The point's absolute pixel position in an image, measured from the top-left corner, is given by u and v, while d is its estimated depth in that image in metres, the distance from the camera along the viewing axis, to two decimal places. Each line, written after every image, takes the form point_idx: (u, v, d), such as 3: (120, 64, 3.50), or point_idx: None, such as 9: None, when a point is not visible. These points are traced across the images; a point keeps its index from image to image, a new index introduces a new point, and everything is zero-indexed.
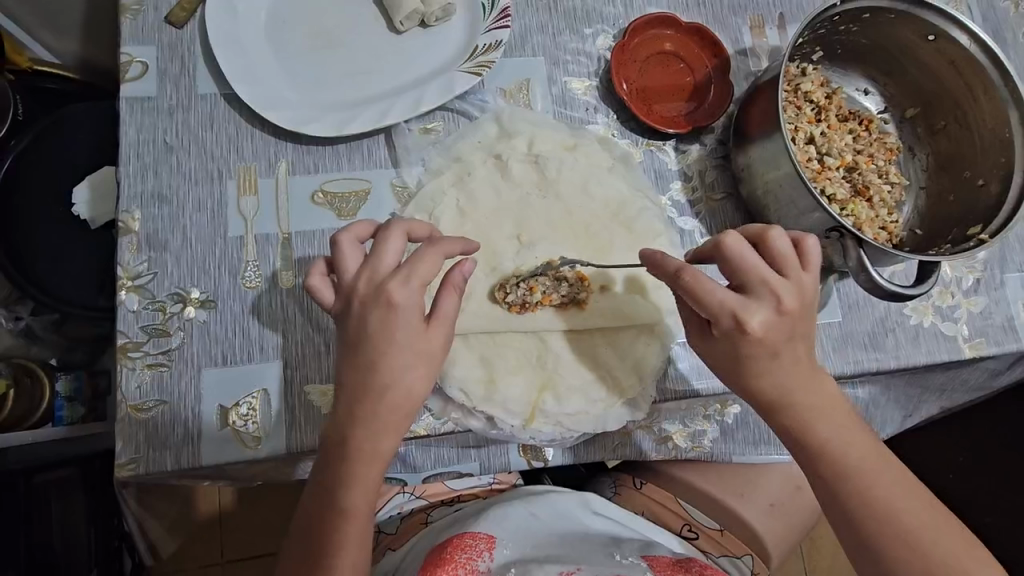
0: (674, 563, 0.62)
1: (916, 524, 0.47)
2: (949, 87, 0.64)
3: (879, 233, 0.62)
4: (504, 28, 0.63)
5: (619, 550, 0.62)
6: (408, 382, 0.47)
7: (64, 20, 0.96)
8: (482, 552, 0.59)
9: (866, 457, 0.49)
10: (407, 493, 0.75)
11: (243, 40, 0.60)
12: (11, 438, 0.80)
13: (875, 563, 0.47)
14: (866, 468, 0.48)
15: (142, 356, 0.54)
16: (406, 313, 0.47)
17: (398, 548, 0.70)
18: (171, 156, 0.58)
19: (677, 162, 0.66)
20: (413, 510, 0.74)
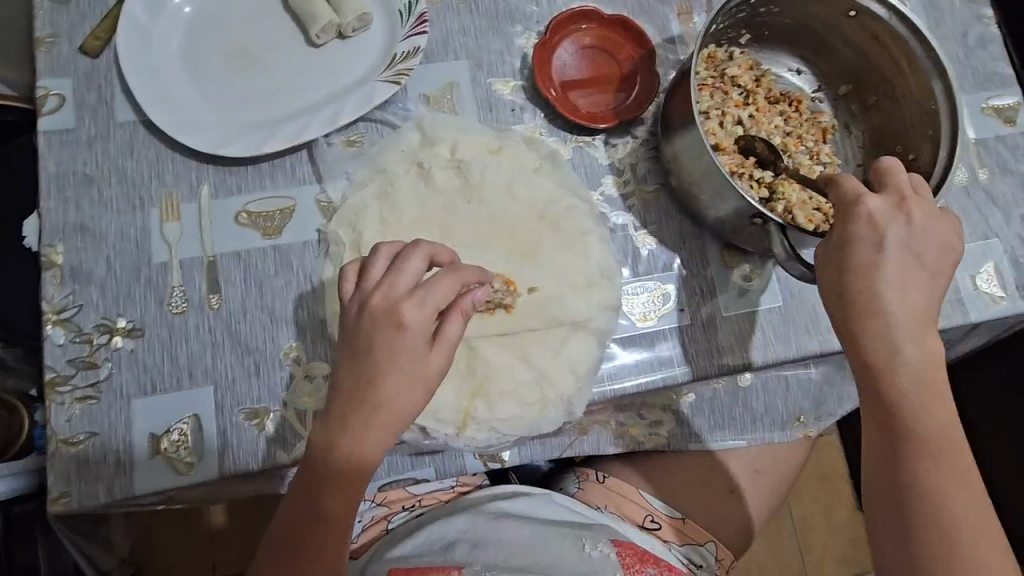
0: (642, 552, 0.68)
1: (950, 496, 0.47)
2: (875, 62, 0.63)
3: (812, 215, 0.60)
4: (421, 34, 0.62)
5: (589, 536, 0.66)
6: (403, 402, 0.47)
7: (12, 55, 0.97)
8: (451, 574, 0.60)
9: (930, 423, 0.48)
10: (368, 501, 0.74)
11: (158, 65, 0.60)
12: None
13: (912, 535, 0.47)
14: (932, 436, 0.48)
15: (71, 389, 0.54)
16: (415, 332, 0.47)
17: (360, 556, 0.70)
18: (92, 187, 0.58)
19: (607, 157, 0.65)
20: (375, 517, 0.73)
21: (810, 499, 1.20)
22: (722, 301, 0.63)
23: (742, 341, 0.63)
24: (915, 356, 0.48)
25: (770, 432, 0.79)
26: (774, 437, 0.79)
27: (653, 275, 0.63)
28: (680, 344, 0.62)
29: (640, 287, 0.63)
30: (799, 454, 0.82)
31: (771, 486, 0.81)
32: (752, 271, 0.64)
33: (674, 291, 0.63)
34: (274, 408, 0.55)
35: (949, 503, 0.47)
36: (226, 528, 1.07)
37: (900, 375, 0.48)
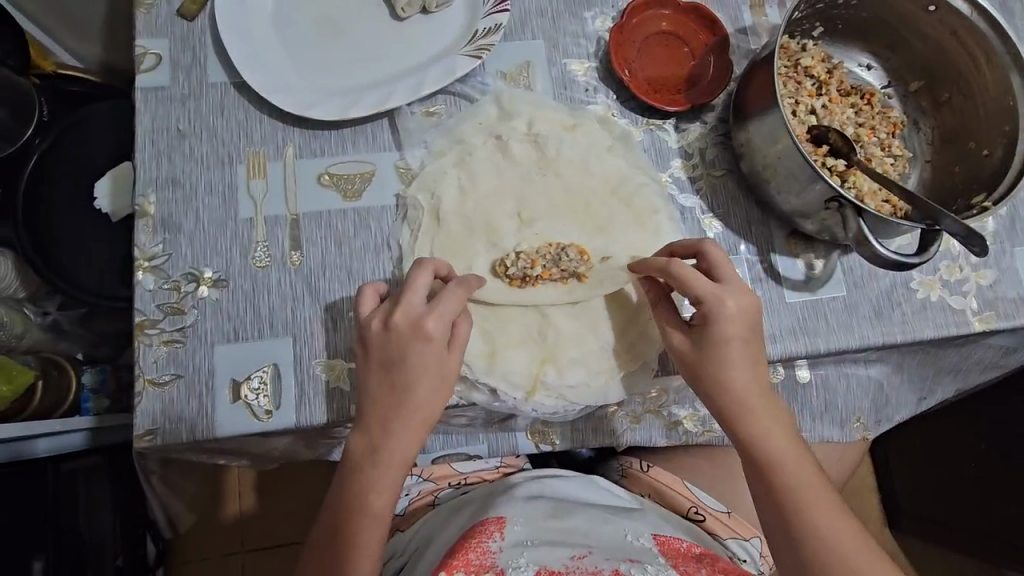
0: (686, 551, 0.59)
1: (845, 543, 0.49)
2: (952, 58, 0.64)
3: (882, 205, 0.61)
4: (503, 12, 0.64)
5: (632, 531, 0.61)
6: (433, 404, 0.52)
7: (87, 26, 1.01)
8: (493, 533, 0.56)
9: (803, 471, 0.52)
10: (413, 475, 0.75)
11: (251, 30, 0.62)
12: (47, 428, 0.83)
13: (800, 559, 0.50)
14: (812, 488, 0.52)
15: (159, 332, 0.56)
16: (434, 338, 0.51)
17: (407, 528, 0.70)
18: (184, 143, 0.61)
19: (677, 140, 0.66)
20: (421, 491, 0.73)
21: None
22: (785, 287, 0.64)
23: (805, 328, 0.63)
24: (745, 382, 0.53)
25: (830, 430, 0.82)
26: (833, 435, 0.82)
27: None
28: None
29: None
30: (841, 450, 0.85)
31: None
32: (816, 259, 0.65)
33: (738, 274, 0.64)
34: (349, 362, 0.57)
35: (846, 549, 0.49)
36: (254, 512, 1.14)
37: (755, 422, 0.54)
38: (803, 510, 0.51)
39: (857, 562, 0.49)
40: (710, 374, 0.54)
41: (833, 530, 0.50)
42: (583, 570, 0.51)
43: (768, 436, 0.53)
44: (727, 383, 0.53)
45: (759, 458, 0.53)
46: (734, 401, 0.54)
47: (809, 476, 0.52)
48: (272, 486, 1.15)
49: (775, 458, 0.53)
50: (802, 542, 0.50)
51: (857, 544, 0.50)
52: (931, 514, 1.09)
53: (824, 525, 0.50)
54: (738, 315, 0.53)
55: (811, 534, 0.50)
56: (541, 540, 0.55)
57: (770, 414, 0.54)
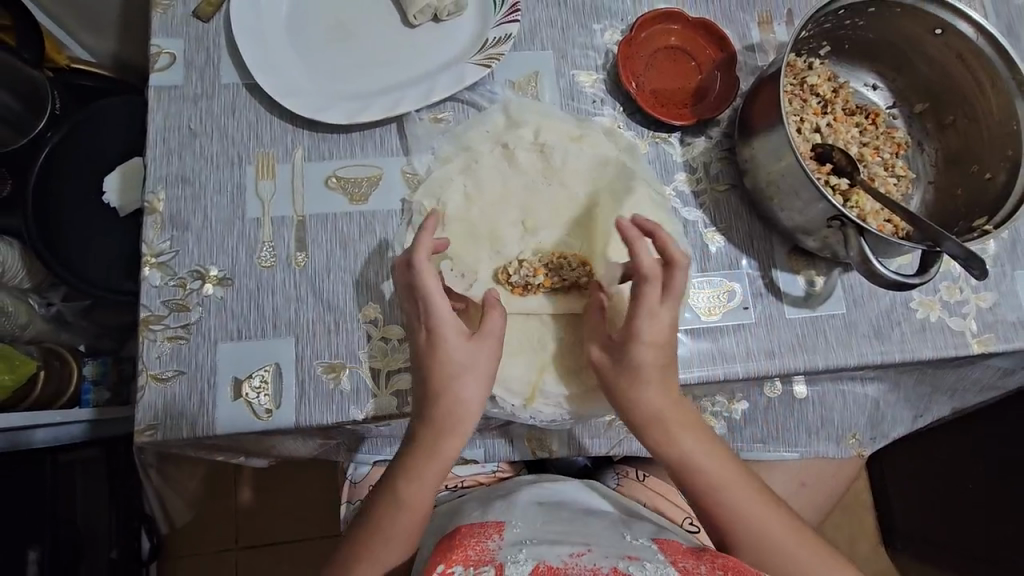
0: (688, 548, 0.59)
1: (771, 534, 0.55)
2: (957, 81, 0.64)
3: (884, 224, 0.62)
4: (513, 22, 0.65)
5: (631, 531, 0.61)
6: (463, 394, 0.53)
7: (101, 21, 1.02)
8: (492, 534, 0.57)
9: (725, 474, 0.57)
10: None
11: (264, 32, 0.63)
12: (52, 416, 0.84)
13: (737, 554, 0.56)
14: (739, 495, 0.56)
15: (163, 328, 0.57)
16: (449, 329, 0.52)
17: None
18: (195, 142, 0.61)
19: (682, 154, 0.67)
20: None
21: (834, 527, 1.19)
22: (786, 303, 0.64)
23: (804, 344, 0.63)
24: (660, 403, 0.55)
25: (824, 446, 0.82)
26: (828, 451, 0.82)
27: (719, 272, 0.65)
28: (743, 341, 0.63)
29: (707, 282, 0.64)
30: (839, 468, 0.85)
31: (814, 500, 0.84)
32: (817, 276, 0.66)
33: (739, 288, 0.64)
34: (350, 364, 0.58)
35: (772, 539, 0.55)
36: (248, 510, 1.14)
37: (683, 443, 0.57)
38: (741, 514, 0.56)
39: (792, 549, 0.55)
40: (633, 406, 0.55)
41: (769, 524, 0.55)
42: (581, 567, 0.50)
43: (697, 453, 0.57)
44: (651, 414, 0.55)
45: (692, 477, 0.57)
46: (660, 428, 0.56)
47: (734, 480, 0.57)
48: (267, 484, 1.15)
49: (706, 471, 0.56)
50: (747, 545, 0.55)
51: (789, 532, 0.56)
52: (927, 534, 1.09)
53: (758, 525, 0.55)
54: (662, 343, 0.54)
55: (752, 534, 0.55)
56: (541, 538, 0.56)
57: (690, 435, 0.57)
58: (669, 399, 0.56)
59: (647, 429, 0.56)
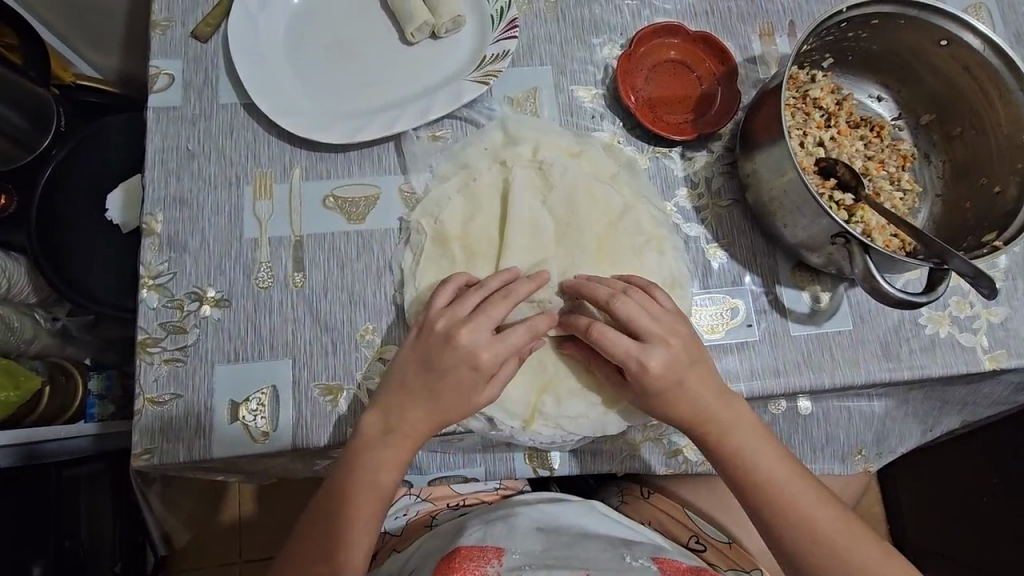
0: (687, 569, 0.60)
1: (820, 525, 0.54)
2: (963, 92, 0.63)
3: (891, 240, 0.61)
4: (512, 38, 0.64)
5: (631, 553, 0.60)
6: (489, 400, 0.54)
7: (100, 29, 1.04)
8: (490, 560, 0.56)
9: (771, 463, 0.55)
10: (413, 495, 0.75)
11: (261, 52, 0.63)
12: (60, 429, 0.88)
13: (789, 549, 0.54)
14: (791, 487, 0.55)
15: (160, 351, 0.56)
16: (474, 334, 0.53)
17: (404, 547, 0.69)
18: (192, 162, 0.61)
19: (682, 168, 0.66)
20: (420, 511, 0.73)
21: None
22: (791, 320, 0.63)
23: (809, 362, 0.62)
24: (701, 389, 0.55)
25: (830, 462, 0.81)
26: (833, 468, 0.81)
27: (723, 288, 0.64)
28: (747, 360, 0.62)
29: (709, 299, 0.63)
30: (844, 483, 0.84)
31: None
32: (822, 292, 0.64)
33: (742, 305, 0.63)
34: (347, 385, 0.57)
35: (819, 529, 0.54)
36: (253, 523, 1.14)
37: (735, 436, 0.55)
38: (797, 508, 0.54)
39: (843, 546, 0.53)
40: (674, 404, 0.55)
41: (820, 518, 0.54)
42: None
43: (748, 445, 0.55)
44: (698, 408, 0.55)
45: (743, 470, 0.55)
46: (712, 421, 0.55)
47: (786, 474, 0.55)
48: (271, 496, 1.15)
49: (757, 466, 0.55)
50: (800, 537, 0.54)
51: (841, 526, 0.54)
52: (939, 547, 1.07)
53: (808, 519, 0.54)
54: (665, 369, 0.53)
55: (805, 527, 0.54)
56: (538, 564, 0.56)
57: (745, 428, 0.56)
58: (714, 394, 0.55)
59: (696, 424, 0.55)
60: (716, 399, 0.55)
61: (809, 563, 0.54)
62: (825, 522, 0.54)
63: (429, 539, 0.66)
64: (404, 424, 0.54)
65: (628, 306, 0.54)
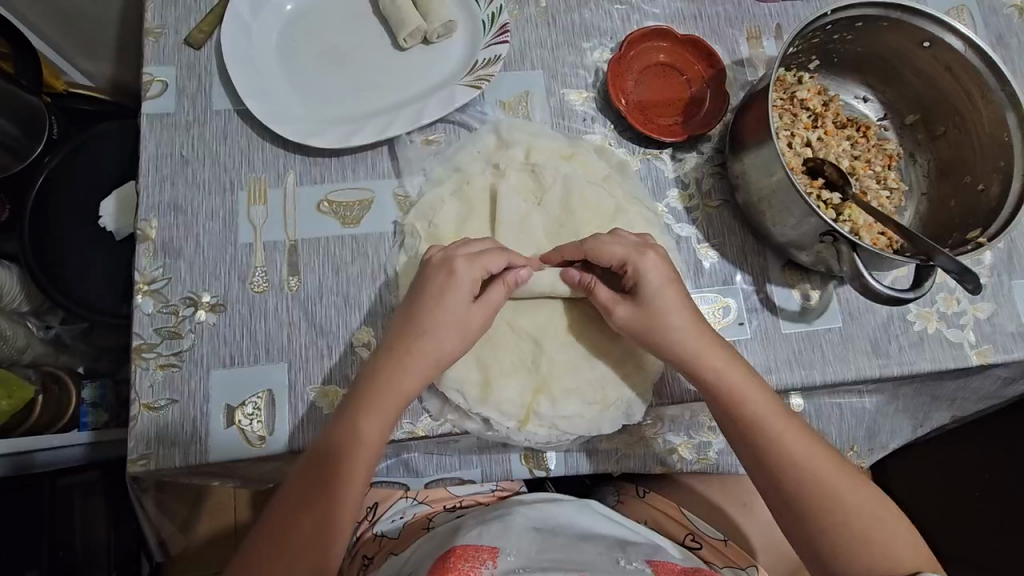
0: (680, 570, 0.60)
1: (824, 476, 0.55)
2: (948, 93, 0.64)
3: (878, 237, 0.62)
4: (503, 43, 0.65)
5: (625, 556, 0.61)
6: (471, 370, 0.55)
7: (94, 36, 1.05)
8: (486, 561, 0.56)
9: (769, 410, 0.56)
10: (409, 498, 0.75)
11: (255, 60, 0.63)
12: (54, 440, 0.87)
13: (795, 502, 0.55)
14: (790, 437, 0.55)
15: (155, 356, 0.57)
16: (455, 325, 0.54)
17: (400, 551, 0.68)
18: (187, 168, 0.62)
19: (673, 170, 0.67)
20: (416, 514, 0.73)
21: None
22: (781, 318, 0.64)
23: (800, 360, 0.63)
24: (692, 336, 0.56)
25: None
26: None
27: (714, 288, 0.64)
28: None
29: (701, 299, 0.64)
30: None
31: None
32: (812, 290, 0.65)
33: (733, 304, 0.64)
34: (343, 389, 0.57)
35: (824, 479, 0.55)
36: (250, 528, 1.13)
37: (733, 382, 0.56)
38: (799, 460, 0.55)
39: (848, 497, 0.54)
40: (669, 352, 0.56)
41: (822, 468, 0.55)
42: None
43: (747, 392, 0.56)
44: (694, 359, 0.56)
45: (741, 415, 0.56)
46: (711, 371, 0.56)
47: (786, 424, 0.56)
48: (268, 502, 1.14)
49: (758, 415, 0.55)
50: (803, 488, 0.54)
51: (841, 476, 0.55)
52: None
53: (811, 469, 0.55)
54: (636, 316, 0.56)
55: (807, 474, 0.55)
56: (533, 567, 0.55)
57: (744, 377, 0.56)
58: (705, 340, 0.56)
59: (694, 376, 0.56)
60: (710, 343, 0.56)
61: (811, 512, 0.54)
62: (829, 473, 0.55)
63: (429, 540, 0.66)
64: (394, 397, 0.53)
65: (598, 244, 0.57)
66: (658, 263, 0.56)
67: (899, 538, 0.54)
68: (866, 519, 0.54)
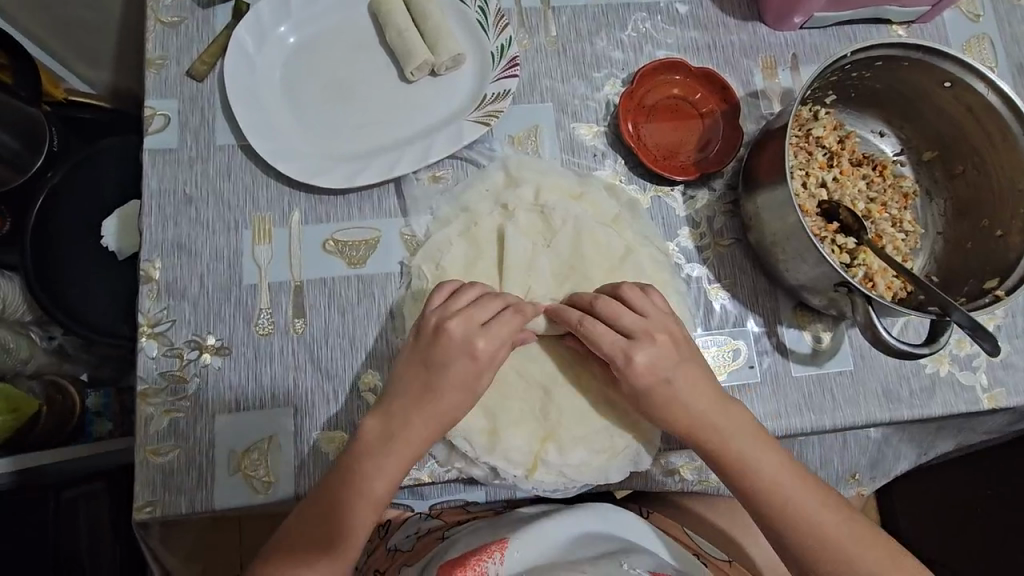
0: None
1: (825, 523, 0.54)
2: (968, 133, 0.62)
3: (892, 282, 0.61)
4: (512, 77, 0.63)
5: (628, 560, 0.59)
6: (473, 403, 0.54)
7: (94, 47, 1.03)
8: (493, 553, 0.60)
9: (766, 458, 0.55)
10: (422, 513, 0.73)
11: (258, 94, 0.62)
12: (36, 455, 0.85)
13: (796, 549, 0.54)
14: (786, 485, 0.55)
15: (161, 401, 0.56)
16: (464, 377, 0.53)
17: (415, 563, 0.67)
18: (190, 207, 0.61)
19: (684, 208, 0.66)
20: (430, 529, 0.71)
21: None
22: (792, 360, 0.63)
23: (811, 404, 0.62)
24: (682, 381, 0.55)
25: None
26: None
27: (724, 330, 0.63)
28: (747, 403, 0.62)
29: (711, 341, 0.63)
30: None
31: None
32: (824, 332, 0.65)
33: (744, 346, 0.63)
34: (349, 434, 0.57)
35: (825, 526, 0.54)
36: None
37: (727, 431, 0.55)
38: (797, 508, 0.54)
39: (852, 549, 0.53)
40: (665, 406, 0.55)
41: (821, 518, 0.54)
42: None
43: (742, 439, 0.55)
44: (688, 414, 0.55)
45: (736, 461, 0.55)
46: (705, 425, 0.55)
47: (784, 470, 0.55)
48: None
49: (753, 460, 0.55)
50: (802, 536, 0.54)
51: (844, 525, 0.54)
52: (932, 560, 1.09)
53: (809, 518, 0.54)
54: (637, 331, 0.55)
55: (810, 530, 0.53)
56: (537, 565, 0.59)
57: (740, 430, 0.55)
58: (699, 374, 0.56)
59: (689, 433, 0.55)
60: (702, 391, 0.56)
61: (808, 560, 0.53)
62: (829, 520, 0.54)
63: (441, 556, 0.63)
64: (397, 454, 0.53)
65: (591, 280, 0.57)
66: (649, 317, 0.56)
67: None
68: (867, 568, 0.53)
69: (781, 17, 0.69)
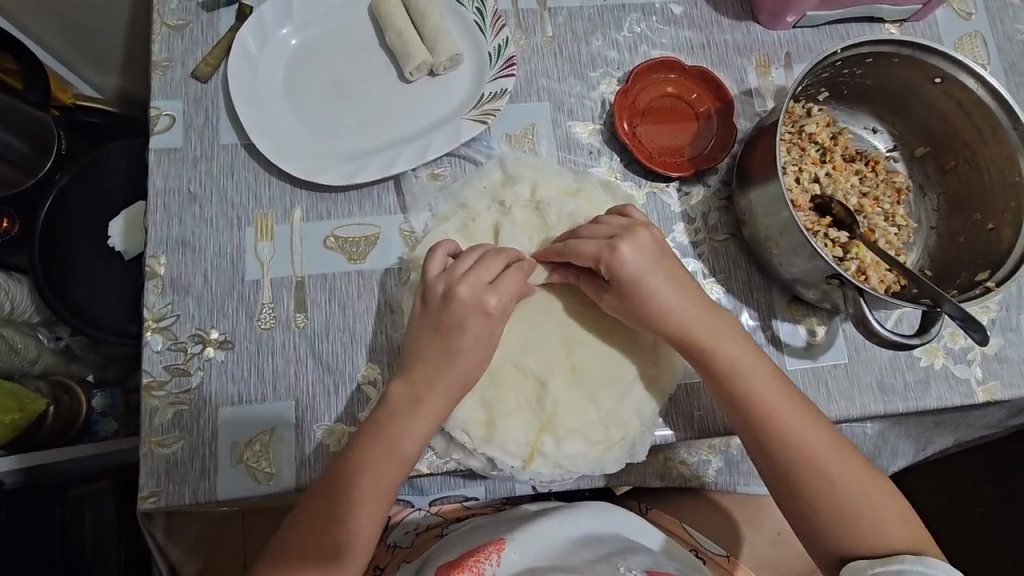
0: None
1: (816, 445, 0.55)
2: (959, 128, 0.63)
3: (885, 275, 0.61)
4: (509, 77, 0.65)
5: (624, 563, 0.60)
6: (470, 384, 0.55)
7: (102, 52, 1.06)
8: (490, 554, 0.61)
9: (763, 378, 0.56)
10: (419, 509, 0.74)
11: (261, 95, 0.64)
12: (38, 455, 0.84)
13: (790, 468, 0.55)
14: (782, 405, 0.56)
15: (166, 395, 0.57)
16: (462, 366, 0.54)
17: (412, 559, 0.68)
18: (194, 205, 0.62)
19: (679, 204, 0.67)
20: (429, 525, 0.73)
21: None
22: (786, 354, 0.64)
23: (806, 398, 0.63)
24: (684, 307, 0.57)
25: None
26: None
27: None
28: None
29: None
30: None
31: None
32: (818, 325, 0.65)
33: None
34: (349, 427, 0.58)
35: (814, 449, 0.55)
36: None
37: (724, 350, 0.57)
38: (789, 427, 0.55)
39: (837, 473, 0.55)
40: None
41: (811, 440, 0.55)
42: None
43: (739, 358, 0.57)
44: (688, 335, 0.57)
45: (733, 380, 0.56)
46: (702, 348, 0.57)
47: (781, 392, 0.56)
48: None
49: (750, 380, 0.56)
50: (793, 457, 0.55)
51: (832, 449, 0.55)
52: None
53: (799, 439, 0.55)
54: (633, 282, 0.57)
55: (796, 451, 0.55)
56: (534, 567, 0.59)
57: (734, 345, 0.57)
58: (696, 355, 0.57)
59: (685, 354, 0.57)
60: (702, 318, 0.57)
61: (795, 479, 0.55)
62: (819, 441, 0.55)
63: (438, 555, 0.64)
64: (396, 427, 0.53)
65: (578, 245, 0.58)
66: (652, 269, 0.57)
67: (891, 521, 0.54)
68: (851, 492, 0.54)
69: (774, 16, 0.70)
